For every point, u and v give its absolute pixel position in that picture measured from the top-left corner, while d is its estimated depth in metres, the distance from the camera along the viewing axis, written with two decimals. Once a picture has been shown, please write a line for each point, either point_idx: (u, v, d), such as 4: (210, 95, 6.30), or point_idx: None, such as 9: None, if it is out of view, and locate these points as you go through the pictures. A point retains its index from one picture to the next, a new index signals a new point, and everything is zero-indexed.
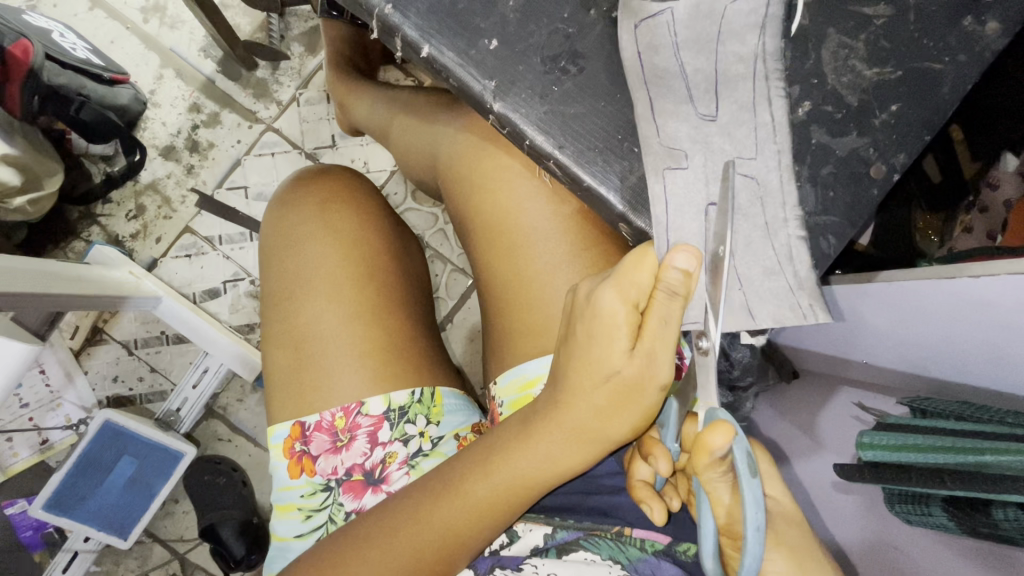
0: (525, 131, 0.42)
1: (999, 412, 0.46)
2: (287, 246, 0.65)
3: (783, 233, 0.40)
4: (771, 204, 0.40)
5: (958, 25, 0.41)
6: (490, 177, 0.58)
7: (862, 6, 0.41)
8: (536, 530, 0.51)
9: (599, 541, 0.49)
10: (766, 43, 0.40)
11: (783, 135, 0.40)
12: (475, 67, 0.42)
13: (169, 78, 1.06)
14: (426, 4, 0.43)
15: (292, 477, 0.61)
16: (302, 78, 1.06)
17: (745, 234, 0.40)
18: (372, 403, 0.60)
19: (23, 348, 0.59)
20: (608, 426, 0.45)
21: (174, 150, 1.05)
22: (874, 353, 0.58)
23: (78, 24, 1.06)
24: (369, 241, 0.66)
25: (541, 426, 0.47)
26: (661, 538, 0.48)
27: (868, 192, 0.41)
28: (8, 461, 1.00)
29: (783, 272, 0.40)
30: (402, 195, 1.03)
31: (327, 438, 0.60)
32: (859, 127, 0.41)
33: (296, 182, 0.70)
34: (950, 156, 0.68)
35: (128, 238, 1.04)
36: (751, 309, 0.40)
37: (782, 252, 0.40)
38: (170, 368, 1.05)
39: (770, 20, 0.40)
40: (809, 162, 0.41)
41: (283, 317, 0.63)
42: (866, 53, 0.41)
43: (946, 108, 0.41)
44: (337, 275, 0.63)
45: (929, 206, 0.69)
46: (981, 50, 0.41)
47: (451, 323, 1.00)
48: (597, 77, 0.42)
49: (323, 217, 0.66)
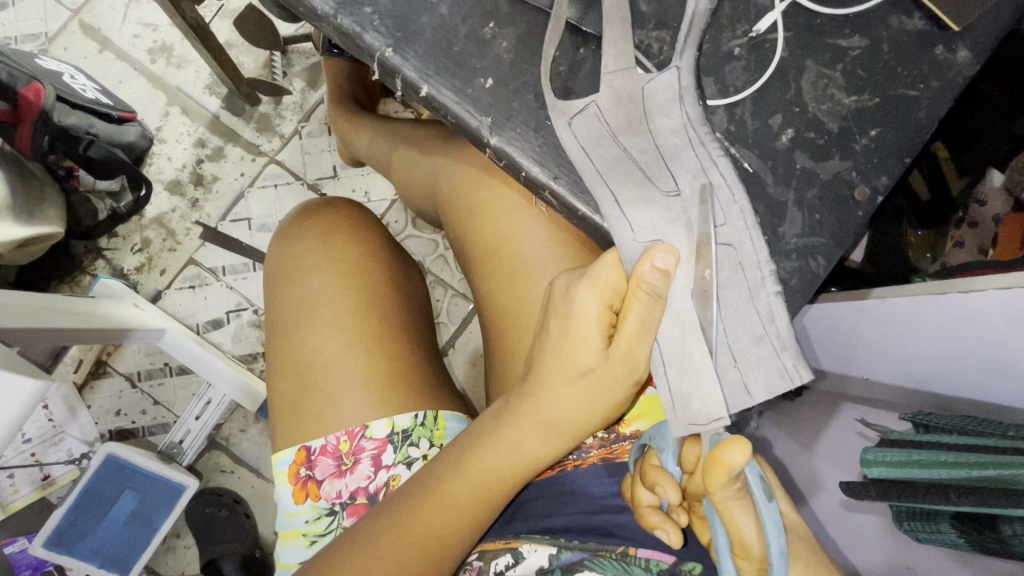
0: (521, 163, 0.43)
1: (1002, 426, 0.46)
2: (290, 278, 0.66)
3: (763, 295, 0.41)
4: (751, 255, 0.41)
5: (930, 54, 0.43)
6: (491, 207, 0.59)
7: (837, 39, 0.43)
8: (540, 550, 0.49)
9: (604, 562, 0.47)
10: (688, 113, 0.42)
11: (750, 175, 0.42)
12: (472, 105, 0.43)
13: (176, 115, 1.09)
14: (424, 47, 0.43)
15: (297, 503, 0.61)
16: (303, 112, 1.09)
17: (733, 305, 0.41)
18: (377, 426, 0.60)
19: (32, 384, 0.59)
20: (584, 420, 0.48)
21: (180, 184, 1.08)
22: (877, 376, 0.60)
23: (88, 66, 1.10)
24: (372, 267, 0.67)
25: (514, 419, 0.50)
26: (665, 557, 0.47)
27: (853, 214, 0.42)
28: (9, 498, 1.02)
29: (768, 338, 0.41)
30: (403, 222, 1.06)
31: (332, 462, 0.60)
32: (840, 152, 0.42)
33: (299, 211, 0.72)
34: (938, 172, 0.72)
35: (133, 271, 1.06)
36: (747, 386, 0.41)
37: (764, 313, 0.41)
38: (173, 400, 1.08)
39: (686, 90, 0.42)
40: (795, 185, 0.42)
41: (285, 343, 0.64)
42: (843, 82, 0.43)
43: (925, 131, 0.43)
44: (335, 302, 0.64)
45: (919, 222, 0.72)
46: (953, 77, 0.43)
47: (452, 348, 1.02)
48: (586, 111, 0.43)
49: (324, 247, 0.67)
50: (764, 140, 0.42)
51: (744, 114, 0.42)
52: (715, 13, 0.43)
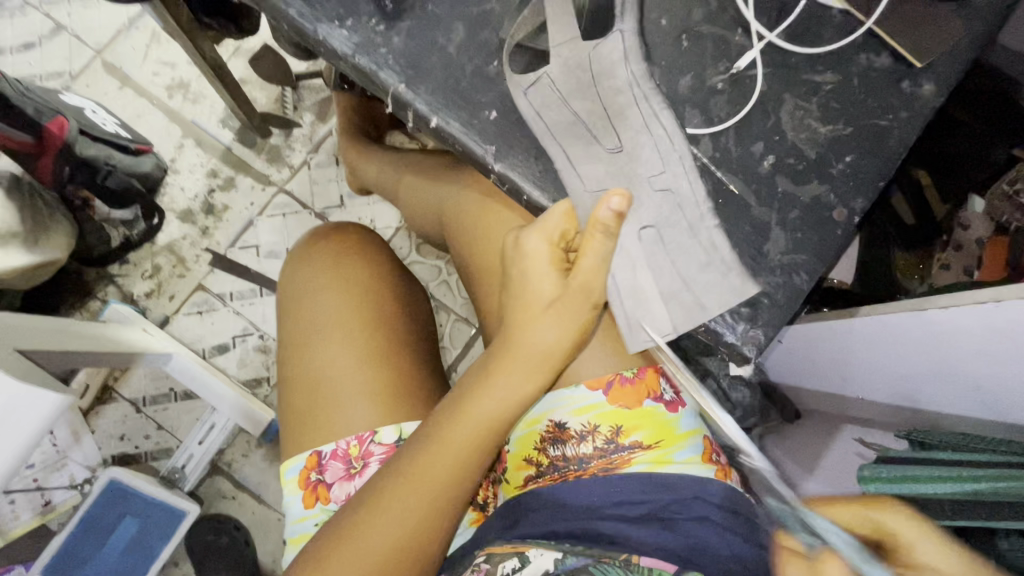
0: (524, 187, 0.46)
1: (992, 441, 0.51)
2: (300, 297, 0.68)
3: (704, 228, 0.44)
4: (741, 270, 0.44)
5: (898, 88, 0.46)
6: (497, 230, 0.61)
7: (812, 74, 0.46)
8: (546, 554, 0.48)
9: (607, 568, 0.45)
10: (670, 131, 0.45)
11: (734, 198, 0.45)
12: (477, 134, 0.46)
13: (190, 147, 1.14)
14: (434, 83, 0.46)
15: (306, 507, 0.62)
16: (312, 144, 1.14)
17: (677, 240, 0.44)
18: (385, 432, 0.62)
19: (54, 399, 0.52)
20: (560, 349, 0.51)
21: (191, 213, 1.12)
22: (874, 391, 0.62)
23: (108, 101, 1.15)
24: (381, 288, 0.69)
25: (499, 362, 0.51)
26: (667, 566, 0.45)
27: (833, 233, 0.45)
28: (9, 524, 1.02)
29: (714, 262, 0.44)
30: (408, 249, 1.10)
31: (342, 465, 0.62)
32: (818, 176, 0.45)
33: (312, 231, 0.74)
34: (922, 199, 0.76)
35: (143, 296, 1.09)
36: (700, 303, 0.44)
37: (707, 242, 0.44)
38: (177, 425, 1.09)
39: (665, 108, 0.45)
40: (777, 207, 0.45)
41: (295, 360, 0.66)
42: (819, 113, 0.46)
43: (896, 157, 0.46)
44: (343, 318, 0.66)
45: (906, 245, 0.76)
46: (920, 108, 0.46)
47: (455, 372, 1.05)
48: (581, 139, 0.46)
49: (334, 268, 0.69)
50: (747, 165, 0.45)
51: (727, 141, 0.45)
52: (700, 50, 0.46)
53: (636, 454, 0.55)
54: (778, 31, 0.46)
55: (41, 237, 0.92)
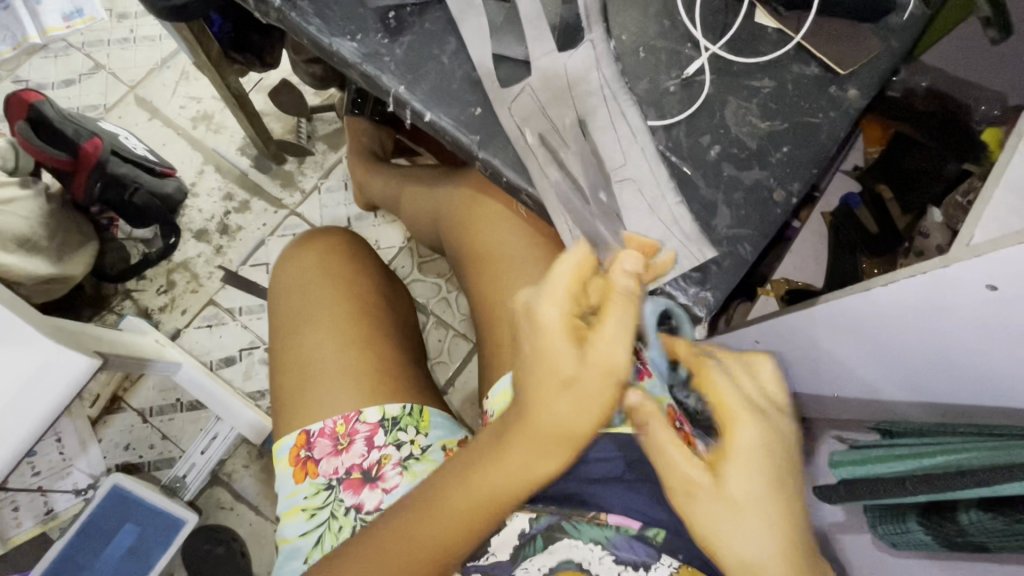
0: (503, 171, 0.52)
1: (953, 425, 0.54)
2: (290, 292, 0.73)
3: (665, 206, 0.51)
4: (692, 242, 0.50)
5: (826, 92, 0.53)
6: (481, 221, 0.67)
7: (752, 80, 0.53)
8: (521, 516, 0.52)
9: (579, 524, 0.51)
10: (631, 126, 0.52)
11: (687, 185, 0.51)
12: (464, 127, 0.52)
13: (209, 172, 1.22)
14: (429, 85, 0.53)
15: (296, 482, 0.65)
16: (323, 169, 1.22)
17: (643, 222, 0.51)
18: (370, 411, 0.66)
19: (81, 359, 0.57)
20: (581, 425, 0.42)
21: (207, 233, 1.19)
22: (846, 385, 0.68)
23: (138, 131, 1.25)
24: (362, 282, 0.75)
25: (514, 436, 0.43)
26: (633, 523, 0.50)
27: (772, 212, 0.51)
28: (10, 532, 1.02)
29: (676, 241, 0.50)
30: (409, 267, 1.16)
31: (329, 442, 0.65)
32: (759, 163, 0.52)
33: (296, 241, 0.79)
34: (883, 210, 0.87)
35: (157, 310, 1.15)
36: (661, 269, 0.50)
37: (669, 220, 0.50)
38: (181, 435, 1.12)
39: (628, 107, 0.52)
40: (723, 190, 0.51)
41: (285, 350, 0.70)
42: (759, 111, 0.53)
43: (827, 150, 0.52)
44: (329, 308, 0.71)
45: (870, 252, 0.86)
46: (846, 109, 0.53)
47: (453, 386, 1.10)
48: (554, 132, 0.52)
49: (320, 264, 0.75)
50: (697, 154, 0.52)
51: (680, 135, 0.52)
52: (655, 60, 0.54)
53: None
54: (722, 44, 0.53)
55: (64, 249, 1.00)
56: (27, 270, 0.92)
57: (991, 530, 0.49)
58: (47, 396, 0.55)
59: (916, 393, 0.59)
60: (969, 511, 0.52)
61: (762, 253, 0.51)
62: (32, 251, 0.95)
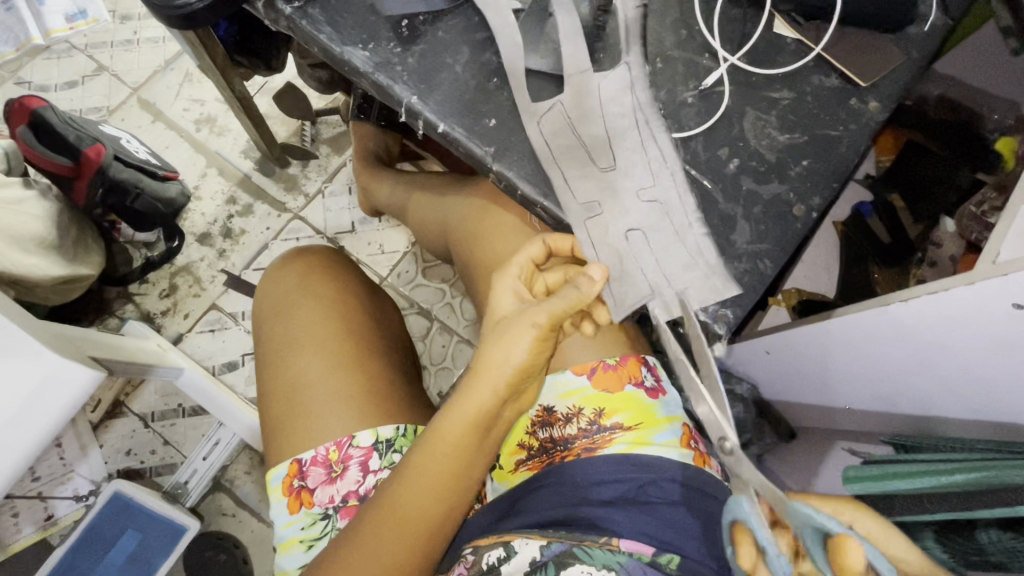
0: (518, 184, 0.51)
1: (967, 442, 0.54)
2: (276, 312, 0.73)
3: (688, 226, 0.49)
4: (711, 259, 0.49)
5: (846, 104, 0.52)
6: (490, 232, 0.66)
7: (770, 92, 0.52)
8: (532, 542, 0.50)
9: (590, 549, 0.48)
10: (647, 139, 0.51)
11: (704, 198, 0.50)
12: (478, 138, 0.51)
13: (212, 175, 1.21)
14: (442, 95, 0.52)
15: (291, 512, 0.65)
16: (327, 173, 1.21)
17: (662, 241, 0.50)
18: (362, 435, 0.65)
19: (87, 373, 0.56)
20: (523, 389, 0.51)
21: (210, 236, 1.18)
22: (859, 398, 0.67)
23: (141, 134, 1.24)
24: (348, 300, 0.74)
25: (462, 405, 0.51)
26: (647, 550, 0.49)
27: (793, 226, 0.50)
28: (11, 538, 1.01)
29: (697, 264, 0.49)
30: (414, 272, 1.15)
31: (323, 471, 0.64)
32: (778, 177, 0.51)
33: (283, 257, 0.79)
34: (897, 221, 0.89)
35: (159, 314, 1.14)
36: (684, 293, 0.49)
37: (693, 247, 0.49)
38: (182, 441, 1.11)
39: (645, 120, 0.51)
40: (742, 204, 0.50)
41: (273, 373, 0.69)
42: (777, 123, 0.52)
43: (849, 162, 0.51)
44: (318, 328, 0.70)
45: (881, 262, 0.89)
46: (867, 121, 0.52)
47: None
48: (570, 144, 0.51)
49: (304, 284, 0.74)
50: (715, 167, 0.51)
51: (697, 148, 0.51)
52: (672, 71, 0.53)
53: (616, 434, 0.57)
54: (740, 55, 0.53)
55: (78, 249, 1.00)
56: (46, 271, 0.93)
57: (1011, 550, 0.49)
58: (53, 411, 0.55)
59: (929, 409, 0.59)
60: (988, 529, 0.51)
61: (780, 269, 0.50)
62: (49, 252, 0.94)
